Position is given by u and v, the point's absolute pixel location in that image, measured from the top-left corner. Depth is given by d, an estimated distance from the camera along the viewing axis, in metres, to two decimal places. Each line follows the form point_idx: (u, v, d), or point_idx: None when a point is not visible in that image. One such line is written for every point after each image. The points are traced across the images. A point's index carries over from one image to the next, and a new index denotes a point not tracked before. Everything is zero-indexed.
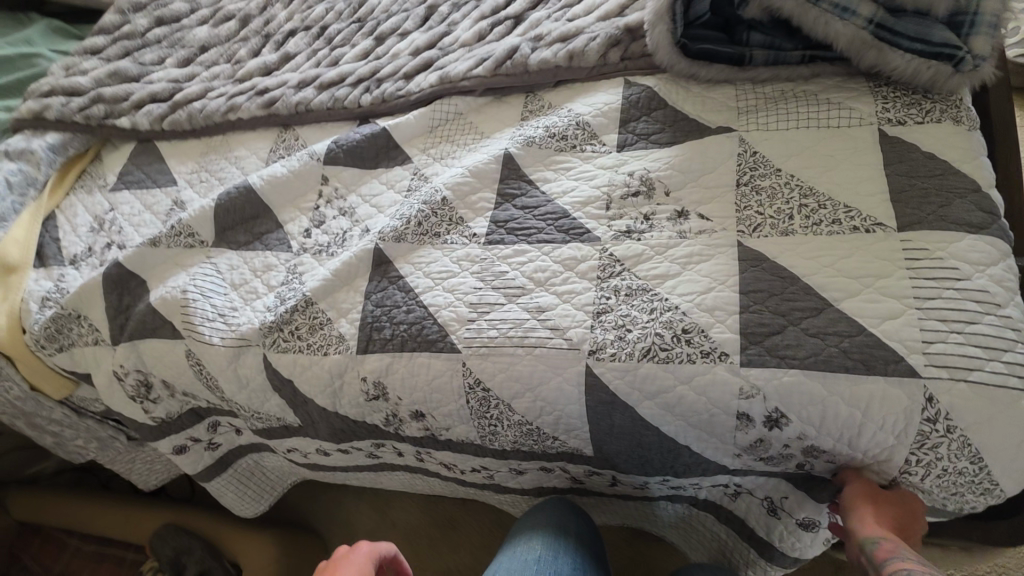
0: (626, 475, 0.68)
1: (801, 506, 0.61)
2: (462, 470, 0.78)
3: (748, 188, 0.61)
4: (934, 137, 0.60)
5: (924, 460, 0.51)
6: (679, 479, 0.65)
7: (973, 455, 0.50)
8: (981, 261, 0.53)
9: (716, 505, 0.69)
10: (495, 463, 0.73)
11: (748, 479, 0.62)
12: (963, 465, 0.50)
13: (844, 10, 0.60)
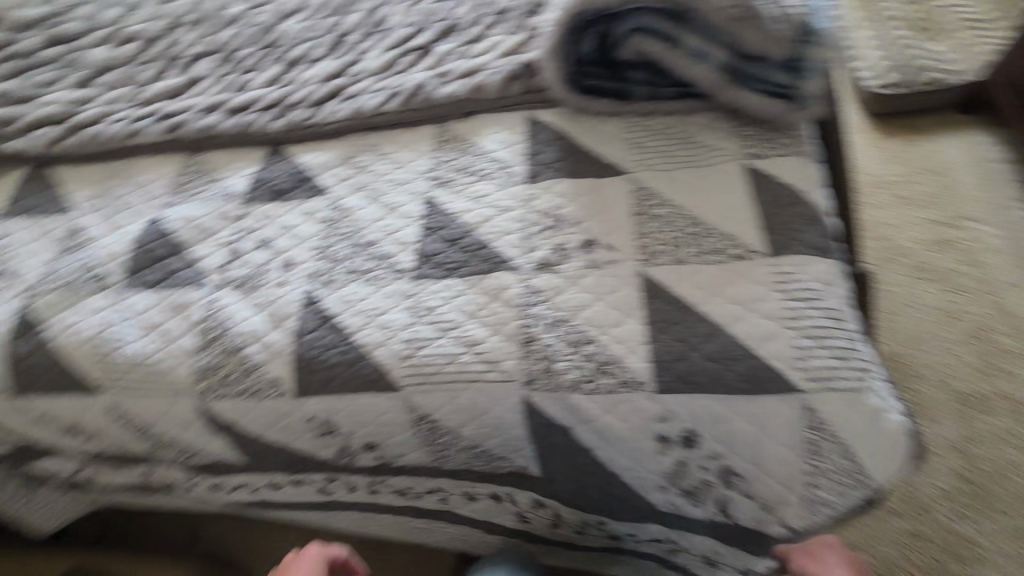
0: (569, 512, 0.74)
1: (735, 558, 0.71)
2: (418, 493, 0.82)
3: (645, 216, 0.71)
4: (788, 169, 0.72)
5: (817, 467, 0.59)
6: (625, 525, 0.73)
7: (848, 454, 0.59)
8: (831, 281, 0.63)
9: (662, 558, 0.79)
10: (446, 485, 0.78)
11: (683, 536, 0.71)
12: (843, 464, 0.59)
13: (701, 55, 0.71)
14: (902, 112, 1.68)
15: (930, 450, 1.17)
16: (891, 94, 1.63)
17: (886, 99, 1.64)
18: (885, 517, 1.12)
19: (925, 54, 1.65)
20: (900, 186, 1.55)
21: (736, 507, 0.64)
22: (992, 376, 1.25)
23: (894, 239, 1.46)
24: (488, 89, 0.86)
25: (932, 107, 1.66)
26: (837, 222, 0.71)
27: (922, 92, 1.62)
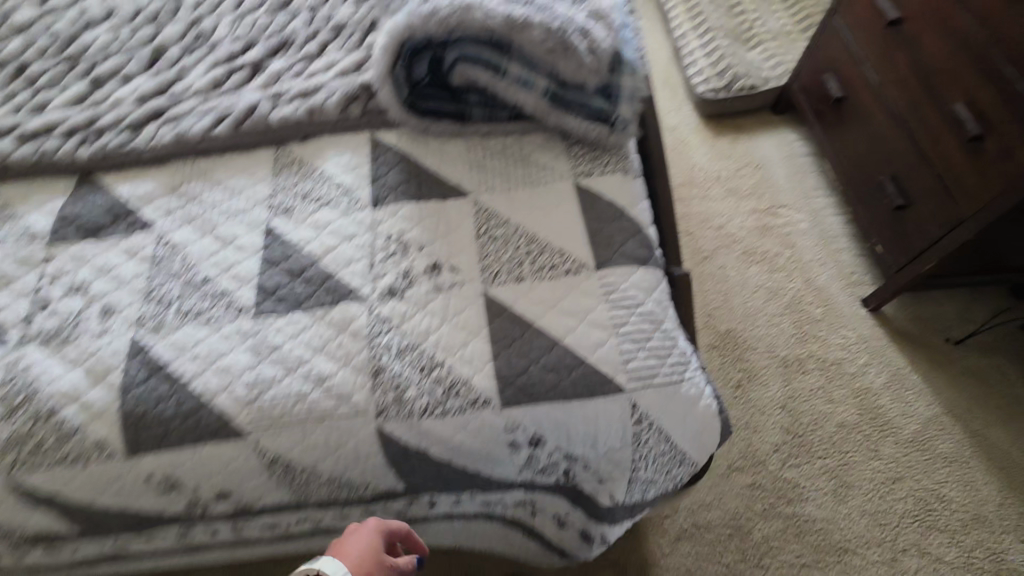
0: (439, 495, 0.74)
1: (579, 520, 0.75)
2: (287, 525, 0.79)
3: (486, 237, 0.75)
4: (611, 186, 0.80)
5: (641, 453, 0.66)
6: (488, 496, 0.75)
7: (665, 437, 0.67)
8: (648, 288, 0.71)
9: (522, 522, 0.81)
10: (316, 511, 0.75)
11: (542, 498, 0.74)
12: (662, 446, 0.67)
13: (524, 83, 0.76)
14: (729, 113, 1.90)
15: (761, 411, 1.37)
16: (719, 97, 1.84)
17: (714, 101, 1.85)
18: (729, 474, 1.29)
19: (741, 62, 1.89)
20: (729, 179, 1.77)
21: (578, 476, 0.68)
22: (807, 341, 1.47)
23: (727, 228, 1.67)
24: (325, 111, 0.85)
25: (752, 108, 1.90)
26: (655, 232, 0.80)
27: (742, 96, 1.84)
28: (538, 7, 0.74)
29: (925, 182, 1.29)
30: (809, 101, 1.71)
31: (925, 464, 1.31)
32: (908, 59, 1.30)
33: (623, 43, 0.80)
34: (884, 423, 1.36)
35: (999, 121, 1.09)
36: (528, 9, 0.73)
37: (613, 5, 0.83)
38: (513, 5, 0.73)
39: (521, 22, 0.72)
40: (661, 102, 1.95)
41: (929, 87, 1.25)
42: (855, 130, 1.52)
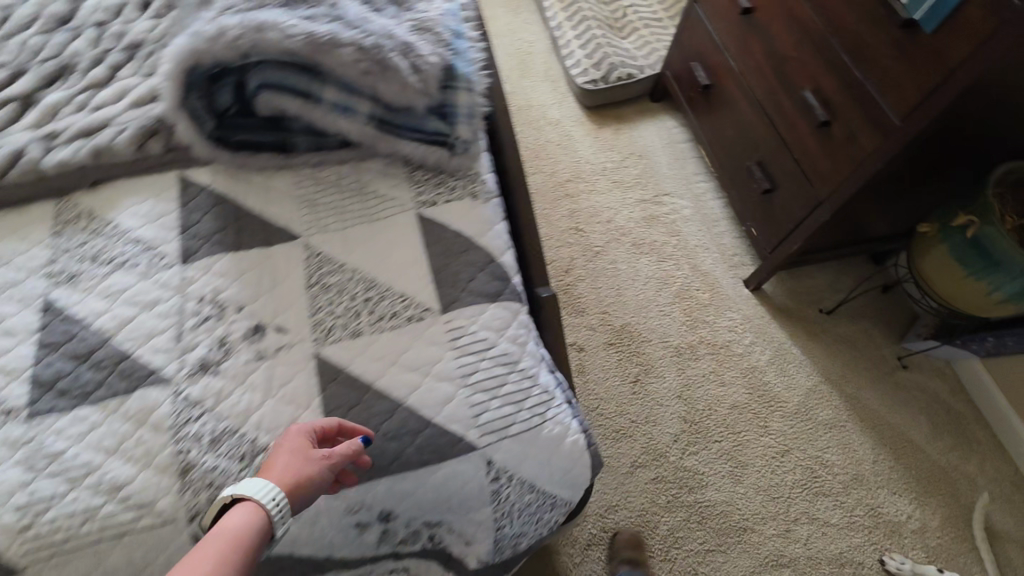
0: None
1: None
2: None
3: (318, 287, 0.67)
4: (458, 213, 0.73)
5: (504, 510, 0.61)
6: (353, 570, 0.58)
7: (530, 486, 0.62)
8: (500, 327, 0.67)
9: None
10: None
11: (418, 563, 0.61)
12: (527, 496, 0.62)
13: (344, 109, 0.67)
14: (609, 104, 1.90)
15: (657, 403, 1.40)
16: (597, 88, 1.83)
17: (594, 92, 1.84)
18: (632, 471, 1.31)
19: (615, 52, 1.89)
20: (615, 171, 1.77)
21: (445, 544, 0.61)
22: (697, 327, 1.51)
23: (616, 221, 1.67)
24: (117, 152, 0.72)
25: (631, 97, 1.91)
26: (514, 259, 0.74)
27: (621, 85, 1.84)
28: (347, 24, 0.65)
29: (787, 167, 1.33)
30: (682, 89, 1.74)
31: (809, 434, 1.38)
32: (762, 47, 1.33)
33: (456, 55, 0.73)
34: (771, 399, 1.42)
35: (841, 107, 1.13)
36: (335, 27, 0.64)
37: (443, 12, 0.75)
38: (317, 22, 0.64)
39: (327, 42, 0.63)
40: (543, 96, 1.91)
41: (782, 75, 1.28)
42: (724, 117, 1.55)
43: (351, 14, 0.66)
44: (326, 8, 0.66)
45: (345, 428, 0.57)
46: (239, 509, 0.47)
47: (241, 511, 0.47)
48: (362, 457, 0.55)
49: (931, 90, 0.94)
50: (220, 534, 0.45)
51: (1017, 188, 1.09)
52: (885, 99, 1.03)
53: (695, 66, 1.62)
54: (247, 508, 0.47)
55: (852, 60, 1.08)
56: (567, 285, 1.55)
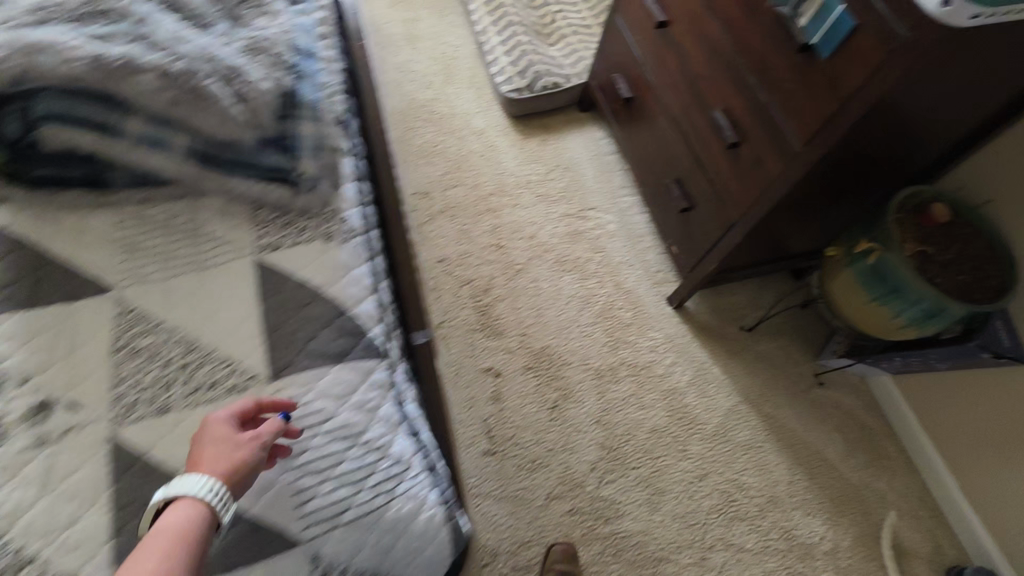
0: None
1: None
2: None
3: (127, 352, 0.57)
4: (305, 259, 0.66)
5: None
6: None
7: None
8: (341, 394, 0.60)
9: None
10: None
11: None
12: None
13: (155, 143, 0.62)
14: (535, 113, 1.84)
15: (575, 430, 1.35)
16: (521, 97, 1.76)
17: (519, 100, 1.77)
18: (547, 505, 1.26)
19: (541, 59, 1.83)
20: (540, 183, 1.71)
21: None
22: (619, 348, 1.47)
23: (539, 237, 1.61)
24: None
25: (558, 106, 1.85)
26: (373, 308, 0.67)
27: (547, 93, 1.78)
28: (153, 45, 0.61)
29: (702, 187, 1.30)
30: (607, 99, 1.71)
31: (727, 456, 1.36)
32: (676, 62, 1.30)
33: (300, 79, 0.68)
34: (690, 421, 1.39)
35: (749, 129, 1.10)
36: (137, 48, 0.60)
37: (288, 28, 0.70)
38: (113, 43, 0.59)
39: (123, 66, 0.59)
40: (467, 103, 1.84)
41: (695, 92, 1.25)
42: (645, 131, 1.52)
43: (160, 32, 0.62)
44: (129, 25, 0.61)
45: (268, 403, 0.56)
46: (175, 509, 0.46)
47: (180, 509, 0.46)
48: (292, 428, 0.55)
49: (826, 119, 0.91)
50: (161, 536, 0.44)
51: (916, 214, 1.09)
52: (787, 124, 1.00)
53: (618, 77, 1.58)
54: (186, 506, 0.46)
55: (757, 82, 1.05)
56: (486, 305, 1.48)
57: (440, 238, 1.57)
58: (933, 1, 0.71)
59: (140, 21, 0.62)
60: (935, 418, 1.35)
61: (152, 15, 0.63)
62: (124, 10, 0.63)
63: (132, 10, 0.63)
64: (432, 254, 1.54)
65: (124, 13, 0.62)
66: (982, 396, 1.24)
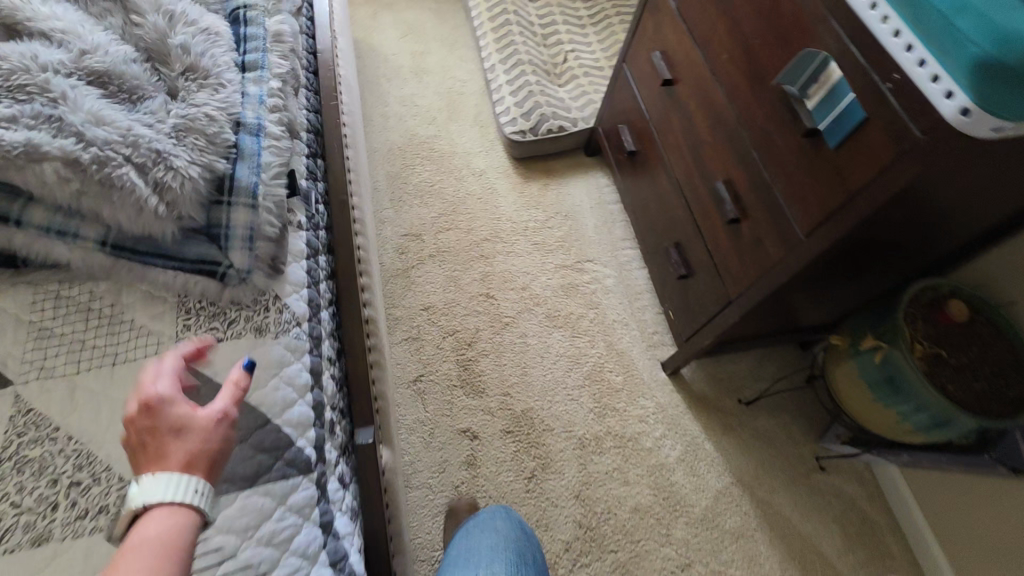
0: None
1: None
2: None
3: (12, 462, 0.53)
4: (229, 358, 0.62)
5: None
6: None
7: None
8: (247, 526, 0.54)
9: None
10: None
11: None
12: None
13: (60, 233, 0.59)
14: (540, 155, 1.77)
15: (552, 503, 1.27)
16: (524, 139, 1.70)
17: (522, 143, 1.71)
18: None
19: (548, 101, 1.77)
20: (538, 230, 1.64)
21: None
22: (607, 415, 1.38)
23: (532, 288, 1.54)
24: None
25: (564, 150, 1.79)
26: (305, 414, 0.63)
27: (552, 136, 1.72)
28: (69, 129, 0.57)
29: (702, 258, 1.24)
30: (612, 149, 1.66)
31: (713, 544, 1.26)
32: (681, 124, 1.25)
33: (237, 161, 0.65)
34: (677, 502, 1.30)
35: (750, 206, 1.04)
36: (51, 132, 0.56)
37: (234, 100, 0.66)
38: (15, 125, 0.55)
39: (32, 152, 0.55)
40: (469, 141, 1.78)
41: (699, 159, 1.19)
42: (648, 187, 1.47)
43: (81, 112, 0.58)
44: (43, 103, 0.57)
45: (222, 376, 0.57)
46: (158, 517, 0.47)
47: (164, 516, 0.47)
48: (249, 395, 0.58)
49: (831, 210, 0.84)
50: (155, 543, 0.46)
51: (931, 309, 1.00)
52: (790, 208, 0.93)
53: (625, 130, 1.53)
54: (167, 512, 0.48)
55: (760, 158, 0.99)
56: (468, 360, 1.41)
57: (428, 283, 1.51)
58: (950, 107, 0.63)
59: (61, 99, 0.58)
60: (944, 520, 1.24)
61: (78, 91, 0.59)
62: (45, 81, 0.58)
63: (53, 83, 0.58)
64: (417, 301, 1.48)
65: (42, 85, 0.58)
66: (993, 503, 1.13)
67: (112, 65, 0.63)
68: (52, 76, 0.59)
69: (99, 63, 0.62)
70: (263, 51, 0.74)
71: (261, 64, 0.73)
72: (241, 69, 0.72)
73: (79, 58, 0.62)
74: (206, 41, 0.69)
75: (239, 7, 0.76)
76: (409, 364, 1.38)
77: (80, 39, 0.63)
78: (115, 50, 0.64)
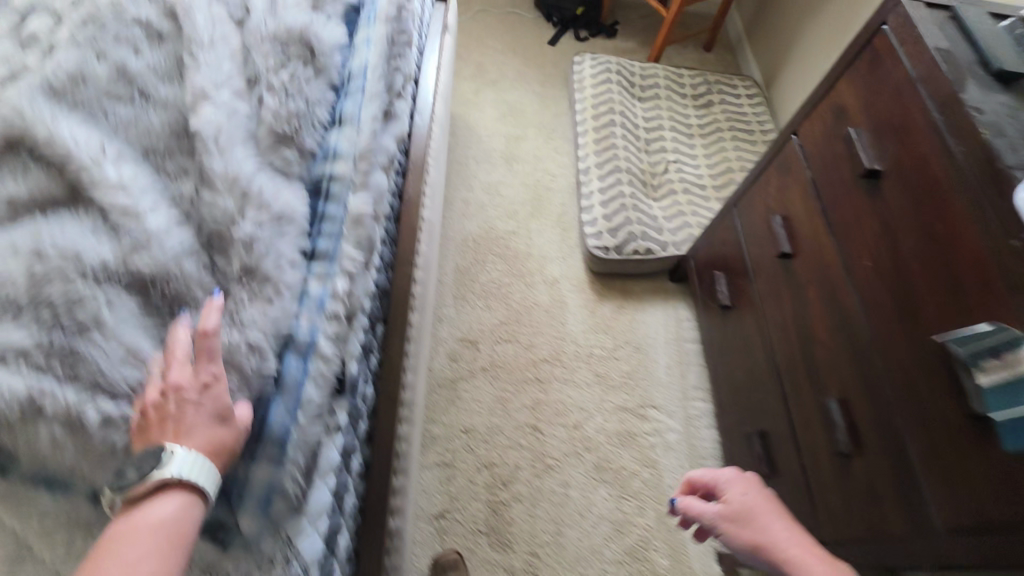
0: None
1: None
2: None
3: None
4: None
5: None
6: None
7: None
8: None
9: None
10: None
11: None
12: None
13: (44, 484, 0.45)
14: (620, 274, 1.64)
15: None
16: (606, 257, 1.57)
17: (604, 259, 1.58)
18: None
19: (640, 218, 1.64)
20: (603, 359, 1.50)
21: None
22: None
23: (583, 429, 1.39)
24: None
25: (647, 273, 1.64)
26: None
27: (637, 259, 1.58)
28: (89, 365, 0.46)
29: (791, 468, 1.05)
30: (701, 286, 1.50)
31: None
32: (794, 309, 1.07)
33: (274, 397, 0.53)
34: None
35: (870, 450, 0.85)
36: (63, 371, 0.45)
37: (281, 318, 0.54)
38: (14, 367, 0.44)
39: (34, 404, 0.43)
40: (548, 245, 1.67)
41: (809, 360, 1.02)
42: (738, 351, 1.30)
43: (111, 340, 0.47)
44: (64, 332, 0.46)
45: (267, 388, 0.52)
46: (170, 500, 0.43)
47: (173, 504, 0.43)
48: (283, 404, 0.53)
49: (993, 526, 0.65)
50: (160, 531, 0.41)
51: None
52: (931, 490, 0.74)
53: (721, 279, 1.37)
54: (177, 500, 0.43)
55: (896, 407, 0.81)
56: (499, 504, 1.27)
57: (474, 403, 1.38)
58: None
59: (92, 318, 0.47)
60: None
61: (113, 305, 0.48)
62: (77, 293, 0.47)
63: (86, 297, 0.47)
64: (458, 421, 1.35)
65: (72, 303, 0.47)
66: None
67: (163, 265, 0.51)
68: (89, 284, 0.48)
69: (151, 263, 0.51)
70: (337, 238, 0.62)
71: (332, 253, 0.62)
72: (309, 257, 0.61)
73: (128, 253, 0.51)
74: (275, 228, 0.58)
75: (324, 173, 0.64)
76: (436, 495, 1.26)
77: (136, 222, 0.52)
78: (174, 242, 0.53)
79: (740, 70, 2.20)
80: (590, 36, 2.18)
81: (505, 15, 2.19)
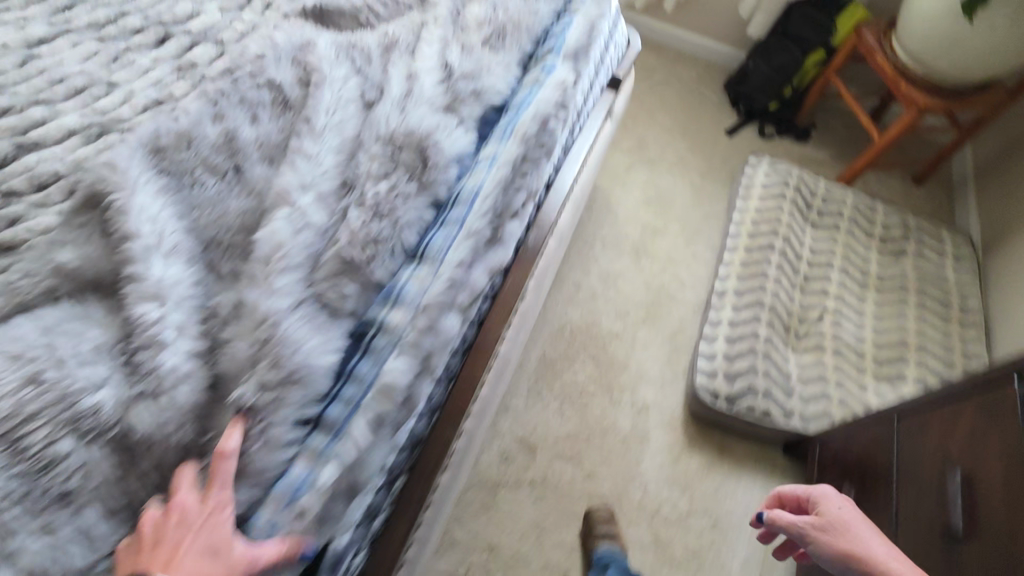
0: None
1: None
2: None
3: None
4: None
5: None
6: None
7: None
8: None
9: None
10: None
11: None
12: None
13: None
14: (726, 427, 1.38)
15: None
16: (713, 405, 1.33)
17: (711, 407, 1.34)
18: None
19: (767, 371, 1.37)
20: (671, 521, 1.26)
21: None
22: None
23: None
24: None
25: (760, 436, 1.37)
26: None
27: (748, 418, 1.32)
28: (29, 560, 0.40)
29: None
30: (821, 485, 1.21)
31: None
32: None
33: None
34: None
35: None
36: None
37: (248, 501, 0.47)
38: None
39: None
40: (651, 362, 1.47)
41: None
42: None
43: (72, 526, 0.41)
44: (23, 499, 0.41)
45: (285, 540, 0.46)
46: None
47: None
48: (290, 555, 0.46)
49: None
50: None
51: None
52: None
53: (846, 496, 1.08)
54: None
55: None
56: None
57: (511, 519, 1.23)
58: None
59: (60, 497, 0.42)
60: None
61: (88, 476, 0.43)
62: (53, 454, 0.42)
63: (63, 463, 0.42)
64: (486, 533, 1.21)
65: (47, 462, 0.42)
66: None
67: (155, 430, 0.45)
68: (73, 439, 0.43)
69: (146, 425, 0.45)
70: (356, 404, 0.52)
71: (341, 422, 0.51)
72: (314, 425, 0.51)
73: (130, 401, 0.45)
74: (287, 390, 0.48)
75: (374, 321, 0.55)
76: None
77: (149, 353, 0.46)
78: (179, 394, 0.46)
79: (954, 220, 1.80)
80: (777, 135, 1.92)
81: (688, 91, 2.01)
